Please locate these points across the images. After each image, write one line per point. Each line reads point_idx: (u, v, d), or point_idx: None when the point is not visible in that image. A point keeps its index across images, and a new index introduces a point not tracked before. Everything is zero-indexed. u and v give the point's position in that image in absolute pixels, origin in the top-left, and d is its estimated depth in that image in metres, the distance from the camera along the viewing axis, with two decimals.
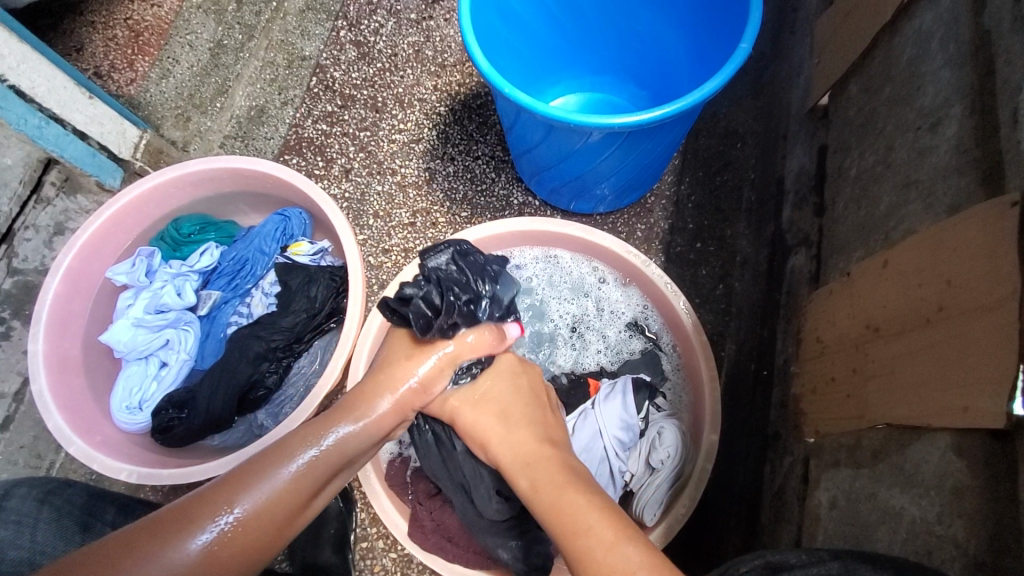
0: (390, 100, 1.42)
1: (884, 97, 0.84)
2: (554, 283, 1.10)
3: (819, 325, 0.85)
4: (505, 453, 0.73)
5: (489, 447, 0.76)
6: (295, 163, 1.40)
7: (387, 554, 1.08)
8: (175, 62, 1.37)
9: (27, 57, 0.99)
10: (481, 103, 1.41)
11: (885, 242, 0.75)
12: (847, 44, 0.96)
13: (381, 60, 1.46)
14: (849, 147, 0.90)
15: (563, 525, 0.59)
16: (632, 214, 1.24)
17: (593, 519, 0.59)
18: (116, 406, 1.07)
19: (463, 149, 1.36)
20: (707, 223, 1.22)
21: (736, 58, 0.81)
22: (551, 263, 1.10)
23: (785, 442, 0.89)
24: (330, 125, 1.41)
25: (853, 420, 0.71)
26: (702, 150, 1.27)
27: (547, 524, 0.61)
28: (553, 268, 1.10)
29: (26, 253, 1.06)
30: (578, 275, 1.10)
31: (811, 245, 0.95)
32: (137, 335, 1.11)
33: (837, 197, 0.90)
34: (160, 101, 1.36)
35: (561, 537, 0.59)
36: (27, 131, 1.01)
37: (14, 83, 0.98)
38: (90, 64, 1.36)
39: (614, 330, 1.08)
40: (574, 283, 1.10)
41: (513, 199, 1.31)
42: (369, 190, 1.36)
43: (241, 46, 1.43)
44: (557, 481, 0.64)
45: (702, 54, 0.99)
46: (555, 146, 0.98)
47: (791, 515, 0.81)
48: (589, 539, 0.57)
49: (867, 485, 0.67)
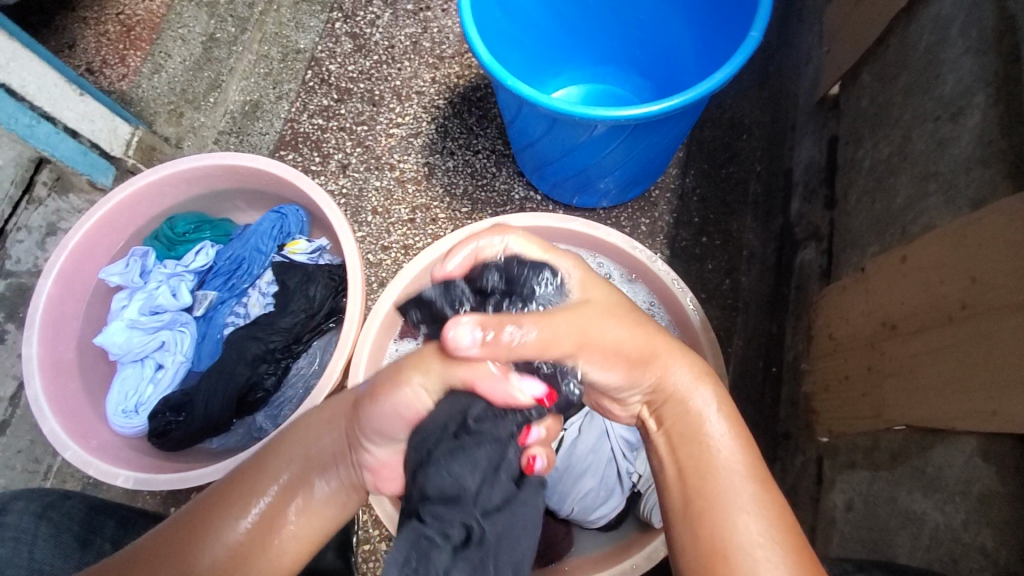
0: (388, 94, 1.39)
1: (899, 86, 0.82)
2: None
3: (831, 321, 0.83)
4: (681, 376, 0.61)
5: (655, 372, 0.62)
6: (291, 158, 1.37)
7: (390, 557, 1.06)
8: (168, 57, 1.33)
9: (15, 53, 0.96)
10: (481, 95, 1.38)
11: (902, 236, 0.73)
12: (858, 32, 0.94)
13: (378, 53, 1.42)
14: (862, 138, 0.88)
15: (721, 462, 0.56)
16: (635, 208, 1.22)
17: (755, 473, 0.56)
18: (112, 410, 1.05)
19: (462, 143, 1.33)
20: (713, 216, 1.20)
21: (746, 47, 0.79)
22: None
23: (796, 441, 0.87)
24: (327, 120, 1.38)
25: (868, 419, 0.70)
26: (707, 142, 1.24)
27: (699, 447, 0.58)
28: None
29: (18, 255, 1.03)
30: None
31: (822, 239, 0.93)
32: (132, 337, 1.08)
33: (849, 189, 0.88)
34: (152, 96, 1.32)
35: (715, 470, 0.56)
36: (17, 130, 0.99)
37: (4, 81, 0.95)
38: (82, 60, 1.32)
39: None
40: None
41: (514, 193, 1.29)
42: (367, 186, 1.33)
43: (234, 40, 1.39)
44: (726, 413, 0.60)
45: (708, 44, 0.96)
46: (558, 139, 0.96)
47: (803, 516, 0.79)
48: (752, 488, 0.55)
49: (886, 488, 0.66)
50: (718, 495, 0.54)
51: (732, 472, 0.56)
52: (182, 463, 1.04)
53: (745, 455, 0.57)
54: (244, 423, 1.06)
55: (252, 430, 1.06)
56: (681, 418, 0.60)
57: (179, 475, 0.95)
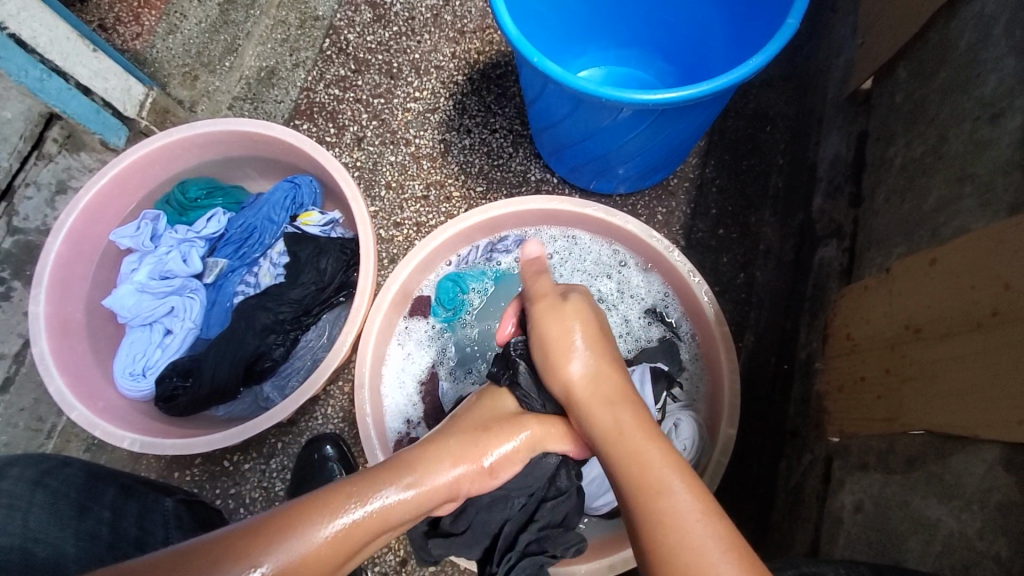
0: (406, 67, 1.36)
1: (937, 84, 0.79)
2: (572, 263, 1.06)
3: (850, 321, 0.81)
4: (591, 396, 0.70)
5: (573, 393, 0.71)
6: (305, 128, 1.35)
7: (390, 531, 1.08)
8: (183, 18, 1.33)
9: (28, 5, 0.93)
10: (501, 73, 1.35)
11: (932, 240, 0.71)
12: (896, 24, 0.90)
13: (398, 24, 1.39)
14: (894, 136, 0.86)
15: (647, 475, 0.59)
16: (653, 197, 1.20)
17: (684, 483, 0.58)
18: (120, 372, 1.05)
19: (480, 121, 1.31)
20: (731, 209, 1.18)
21: (783, 34, 0.76)
22: (570, 242, 1.07)
23: (806, 440, 0.87)
24: (343, 91, 1.36)
25: (883, 422, 0.70)
26: (730, 132, 1.21)
27: (625, 467, 0.61)
28: (573, 248, 1.07)
29: (27, 212, 1.02)
30: (600, 256, 1.06)
31: (845, 237, 0.92)
32: (141, 301, 1.09)
33: (877, 188, 0.86)
34: (167, 58, 1.32)
35: (640, 485, 0.58)
36: (28, 84, 0.97)
37: (15, 32, 0.93)
38: (95, 16, 1.31)
39: (633, 315, 1.04)
40: (595, 263, 1.06)
41: (531, 175, 1.27)
42: (381, 160, 1.31)
43: (252, 4, 1.37)
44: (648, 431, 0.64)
45: (742, 30, 0.93)
46: (580, 121, 0.93)
47: (809, 514, 0.80)
48: (678, 500, 0.56)
49: (898, 492, 0.66)
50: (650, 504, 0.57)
51: (654, 476, 0.58)
52: (189, 428, 1.04)
53: (678, 474, 0.59)
54: (251, 392, 1.07)
55: (259, 400, 1.07)
56: (604, 441, 0.65)
57: (186, 440, 0.96)
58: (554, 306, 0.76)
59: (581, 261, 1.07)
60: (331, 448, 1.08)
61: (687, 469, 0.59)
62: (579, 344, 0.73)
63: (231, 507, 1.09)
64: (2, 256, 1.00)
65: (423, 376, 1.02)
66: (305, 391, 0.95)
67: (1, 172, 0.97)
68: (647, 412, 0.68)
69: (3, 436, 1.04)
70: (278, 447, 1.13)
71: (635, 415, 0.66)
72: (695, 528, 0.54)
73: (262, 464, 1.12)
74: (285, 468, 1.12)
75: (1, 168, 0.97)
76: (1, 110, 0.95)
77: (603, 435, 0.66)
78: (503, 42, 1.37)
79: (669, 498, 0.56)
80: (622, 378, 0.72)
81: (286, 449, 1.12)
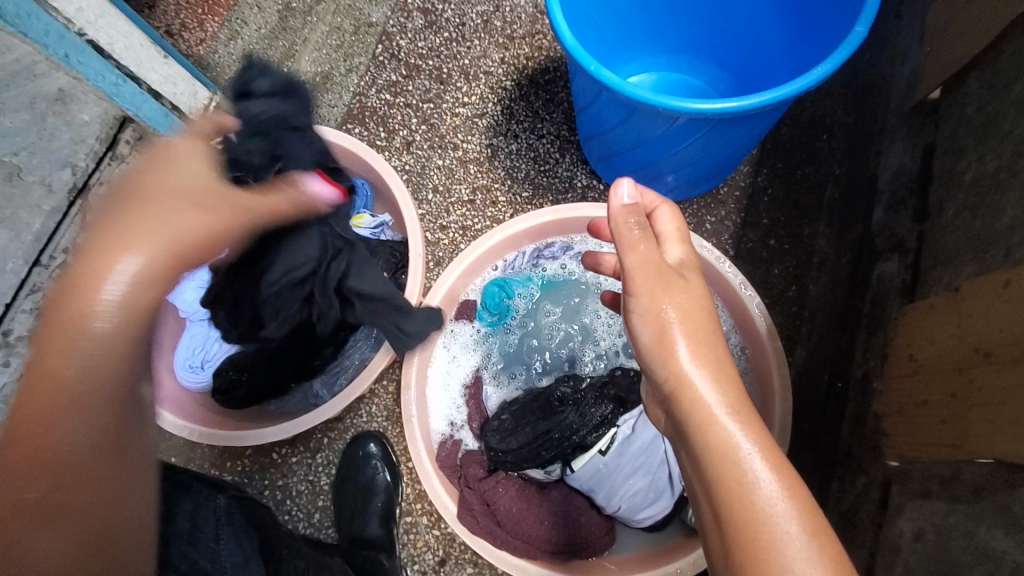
0: (456, 72, 1.38)
1: (1014, 95, 0.75)
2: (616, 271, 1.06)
3: (913, 341, 0.78)
4: (697, 373, 0.55)
5: (672, 361, 0.56)
6: (357, 132, 1.39)
7: (431, 531, 1.09)
8: (244, 24, 1.35)
9: (105, 11, 0.95)
10: (549, 78, 1.35)
11: (1006, 259, 0.68)
12: (967, 32, 0.86)
13: (449, 30, 1.41)
14: (965, 149, 0.82)
15: (740, 472, 0.50)
16: (702, 205, 1.18)
17: (784, 488, 0.49)
18: (180, 363, 1.10)
19: (527, 127, 1.32)
20: (784, 219, 1.15)
21: (849, 43, 0.74)
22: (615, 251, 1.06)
23: (860, 461, 0.84)
24: (394, 95, 1.39)
25: (946, 448, 0.67)
26: (784, 141, 1.18)
27: (713, 456, 0.52)
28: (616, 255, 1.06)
29: None
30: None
31: (907, 252, 0.88)
32: (201, 296, 1.12)
33: (945, 203, 0.83)
34: (228, 63, 1.35)
35: (731, 482, 0.50)
36: (104, 88, 1.02)
37: (92, 38, 0.96)
38: (162, 22, 1.30)
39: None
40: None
41: (577, 181, 1.26)
42: (429, 164, 1.33)
43: (310, 10, 1.41)
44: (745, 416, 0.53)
45: (805, 37, 0.90)
46: (633, 129, 0.93)
47: (863, 539, 0.77)
48: (775, 506, 0.48)
49: (963, 522, 0.63)
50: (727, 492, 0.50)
51: (743, 475, 0.50)
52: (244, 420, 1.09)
53: (777, 479, 0.49)
54: (302, 389, 1.11)
55: (309, 396, 1.11)
56: (692, 419, 0.54)
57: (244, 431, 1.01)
58: (664, 278, 0.59)
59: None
60: (376, 446, 1.12)
61: (780, 464, 0.50)
62: (677, 325, 0.57)
63: (278, 499, 1.13)
64: None
65: (468, 380, 1.03)
66: (355, 390, 0.98)
67: (78, 171, 1.02)
68: (750, 403, 0.55)
69: None
70: (324, 442, 1.16)
71: (736, 403, 0.54)
72: (785, 528, 0.47)
73: (309, 458, 1.15)
74: (330, 464, 1.15)
75: (79, 168, 1.02)
76: (79, 113, 1.00)
77: (696, 416, 0.54)
78: (552, 48, 1.37)
79: (756, 489, 0.49)
80: (732, 368, 0.57)
81: (331, 445, 1.15)
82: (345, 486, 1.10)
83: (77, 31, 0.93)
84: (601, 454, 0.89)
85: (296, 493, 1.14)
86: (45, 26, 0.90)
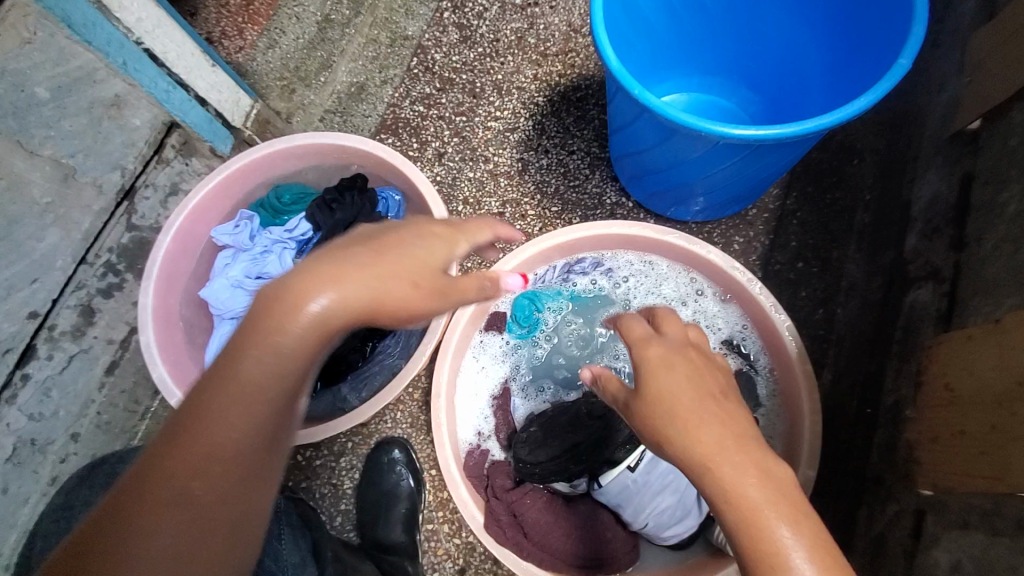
0: (488, 87, 1.41)
1: None
2: (644, 285, 1.07)
3: (950, 370, 0.79)
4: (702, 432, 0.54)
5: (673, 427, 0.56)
6: (389, 142, 1.42)
7: (452, 539, 1.10)
8: (282, 33, 1.38)
9: (163, 22, 1.00)
10: (581, 96, 1.37)
11: None
12: (1010, 67, 0.88)
13: (483, 45, 1.44)
14: (1006, 182, 0.83)
15: (759, 524, 0.48)
16: (730, 225, 1.20)
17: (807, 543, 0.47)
18: (212, 362, 1.12)
19: (558, 142, 1.34)
20: (812, 242, 1.16)
21: (893, 75, 0.75)
22: (647, 269, 1.07)
23: (890, 489, 0.85)
24: (427, 108, 1.42)
25: (986, 479, 0.68)
26: (815, 165, 1.20)
27: (724, 504, 0.50)
28: (646, 272, 1.07)
29: (144, 211, 1.11)
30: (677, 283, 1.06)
31: (942, 280, 0.89)
32: (235, 295, 1.14)
33: (984, 235, 0.84)
34: (266, 71, 1.39)
35: (748, 529, 0.49)
36: (156, 94, 1.05)
37: (149, 46, 1.00)
38: (203, 30, 1.39)
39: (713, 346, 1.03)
40: (672, 289, 1.06)
41: (606, 198, 1.28)
42: (460, 176, 1.35)
43: (348, 22, 1.43)
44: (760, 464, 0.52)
45: (847, 65, 0.92)
46: (668, 151, 0.95)
47: (896, 567, 0.78)
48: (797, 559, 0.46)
49: (1003, 555, 0.63)
50: (738, 515, 0.49)
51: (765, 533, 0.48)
52: None
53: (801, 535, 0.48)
54: (330, 391, 1.10)
55: (336, 399, 1.10)
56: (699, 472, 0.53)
57: None
58: (663, 363, 0.60)
59: (659, 285, 1.07)
60: (400, 452, 1.13)
61: (797, 516, 0.48)
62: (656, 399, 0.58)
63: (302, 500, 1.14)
64: (119, 251, 1.09)
65: (496, 390, 1.04)
66: (384, 398, 0.99)
67: (127, 174, 1.06)
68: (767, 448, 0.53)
69: (106, 415, 1.13)
70: (348, 446, 1.17)
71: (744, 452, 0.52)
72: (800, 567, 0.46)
73: (333, 461, 1.17)
74: (354, 468, 1.16)
75: (128, 171, 1.06)
76: (131, 118, 1.03)
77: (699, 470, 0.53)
78: (585, 66, 1.39)
79: (779, 539, 0.47)
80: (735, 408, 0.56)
81: (356, 450, 1.17)
82: (369, 491, 1.11)
83: (135, 39, 0.97)
84: (630, 470, 0.89)
85: (320, 496, 1.15)
86: (107, 35, 0.94)
